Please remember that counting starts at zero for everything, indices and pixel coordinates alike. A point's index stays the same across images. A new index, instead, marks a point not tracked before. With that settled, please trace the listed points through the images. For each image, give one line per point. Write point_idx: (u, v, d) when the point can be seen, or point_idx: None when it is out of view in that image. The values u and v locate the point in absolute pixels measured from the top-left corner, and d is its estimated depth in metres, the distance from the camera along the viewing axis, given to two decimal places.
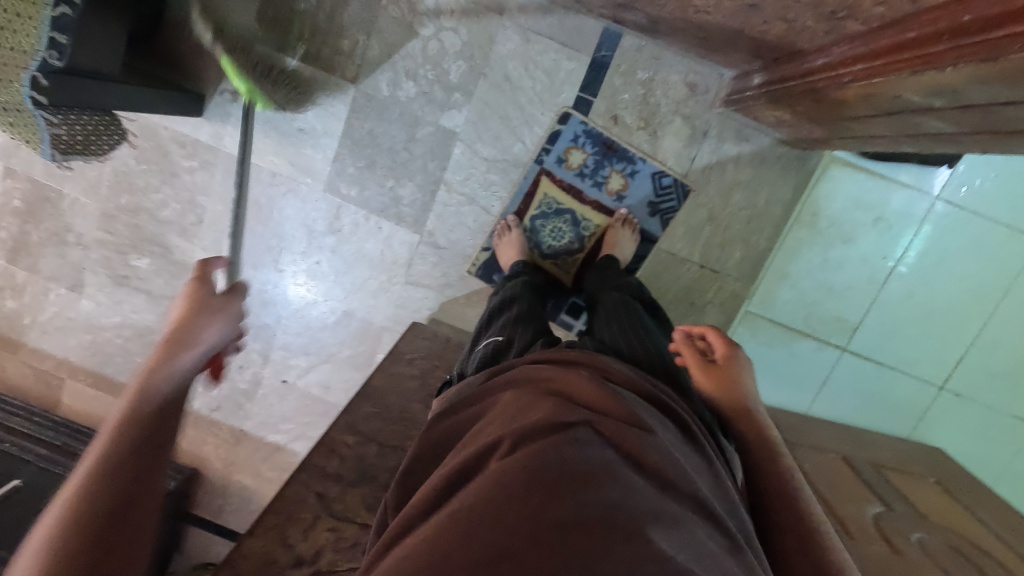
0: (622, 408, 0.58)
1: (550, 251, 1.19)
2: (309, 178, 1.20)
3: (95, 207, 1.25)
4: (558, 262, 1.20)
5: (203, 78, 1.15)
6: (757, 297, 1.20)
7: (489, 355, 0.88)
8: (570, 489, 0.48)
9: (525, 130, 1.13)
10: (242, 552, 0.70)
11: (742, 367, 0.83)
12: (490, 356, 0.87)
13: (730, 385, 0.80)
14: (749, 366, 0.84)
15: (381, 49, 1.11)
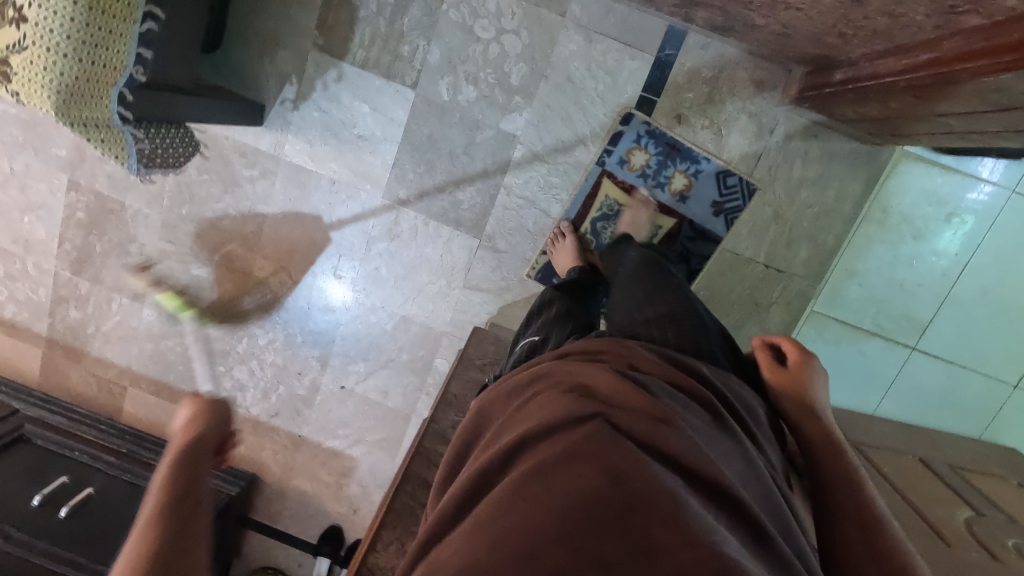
0: (648, 402, 0.49)
1: None
2: (368, 185, 1.19)
3: (157, 217, 1.26)
4: None
5: (264, 87, 1.15)
6: (823, 296, 1.18)
7: (525, 355, 0.83)
8: (607, 482, 0.41)
9: (586, 132, 1.12)
10: (365, 567, 0.70)
11: (816, 374, 0.73)
12: (525, 356, 0.83)
13: (796, 389, 0.71)
14: (824, 373, 0.74)
15: (442, 54, 1.11)
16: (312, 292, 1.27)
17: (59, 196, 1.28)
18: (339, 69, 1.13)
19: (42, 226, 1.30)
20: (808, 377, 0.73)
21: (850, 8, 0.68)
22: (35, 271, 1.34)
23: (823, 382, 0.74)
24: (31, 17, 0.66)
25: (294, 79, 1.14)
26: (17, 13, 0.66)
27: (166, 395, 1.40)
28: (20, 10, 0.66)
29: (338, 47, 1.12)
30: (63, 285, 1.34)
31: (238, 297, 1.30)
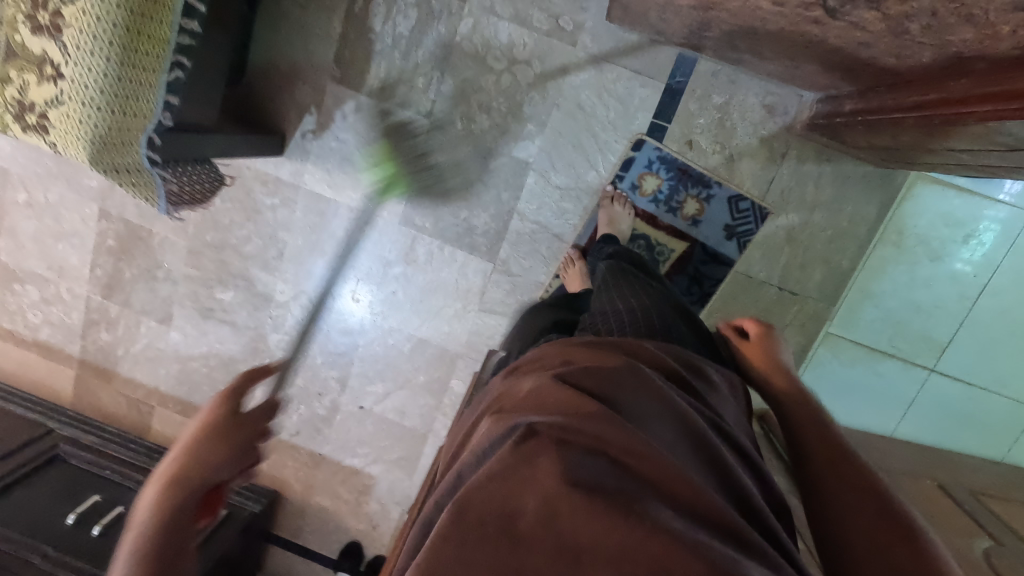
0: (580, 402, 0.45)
1: None
2: (385, 212, 1.22)
3: (183, 244, 1.31)
4: None
5: (284, 118, 1.19)
6: (839, 318, 1.17)
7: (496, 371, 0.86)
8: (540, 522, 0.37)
9: (598, 158, 1.13)
10: None
11: (777, 342, 0.81)
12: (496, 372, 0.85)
13: (758, 355, 0.79)
14: (785, 342, 0.82)
15: (455, 85, 1.13)
16: (331, 315, 1.31)
17: (91, 225, 1.33)
18: (357, 100, 1.16)
19: (75, 254, 1.36)
20: (770, 344, 0.80)
21: (858, 48, 0.69)
22: (69, 296, 1.40)
23: (784, 348, 0.81)
24: (68, 73, 0.70)
25: (313, 110, 1.18)
26: (54, 69, 0.70)
27: (192, 414, 1.44)
28: (57, 66, 0.70)
29: (355, 79, 1.15)
30: (95, 309, 1.40)
31: (261, 320, 1.34)
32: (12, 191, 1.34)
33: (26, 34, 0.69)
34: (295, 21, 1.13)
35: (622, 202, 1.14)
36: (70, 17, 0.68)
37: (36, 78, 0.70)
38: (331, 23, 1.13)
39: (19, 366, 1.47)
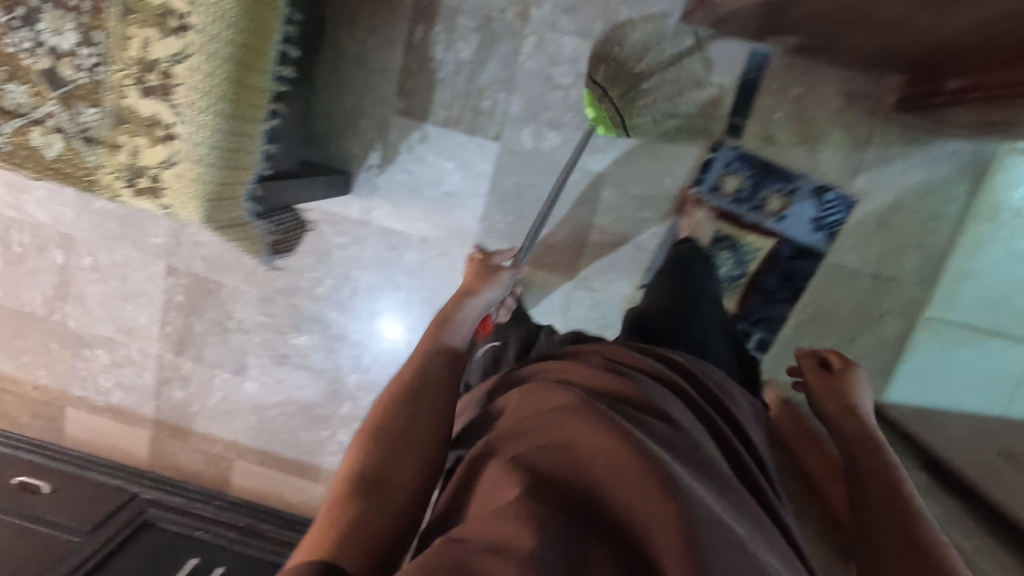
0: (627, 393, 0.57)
1: None
2: (459, 240, 1.21)
3: (254, 292, 1.30)
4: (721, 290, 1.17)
5: (351, 156, 1.18)
6: (937, 301, 1.14)
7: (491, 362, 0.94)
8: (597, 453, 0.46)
9: (675, 163, 1.11)
10: None
11: (861, 383, 0.81)
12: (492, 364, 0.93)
13: (838, 392, 0.78)
14: (869, 386, 0.81)
15: (523, 104, 1.12)
16: (409, 349, 1.28)
17: (158, 282, 1.32)
18: (423, 130, 1.15)
19: (144, 313, 1.35)
20: (852, 384, 0.80)
21: (990, 25, 0.67)
22: (139, 356, 1.38)
23: (867, 393, 0.80)
24: (181, 133, 0.68)
25: (378, 145, 1.17)
26: (166, 130, 0.68)
27: (273, 463, 1.42)
28: (168, 126, 0.68)
29: (420, 110, 1.14)
30: (167, 367, 1.38)
31: (338, 362, 1.32)
32: (76, 257, 1.33)
33: (135, 97, 0.67)
34: (356, 58, 1.13)
35: (704, 206, 1.12)
36: (181, 76, 0.67)
37: (148, 141, 0.69)
38: (392, 57, 1.12)
39: (91, 433, 1.45)
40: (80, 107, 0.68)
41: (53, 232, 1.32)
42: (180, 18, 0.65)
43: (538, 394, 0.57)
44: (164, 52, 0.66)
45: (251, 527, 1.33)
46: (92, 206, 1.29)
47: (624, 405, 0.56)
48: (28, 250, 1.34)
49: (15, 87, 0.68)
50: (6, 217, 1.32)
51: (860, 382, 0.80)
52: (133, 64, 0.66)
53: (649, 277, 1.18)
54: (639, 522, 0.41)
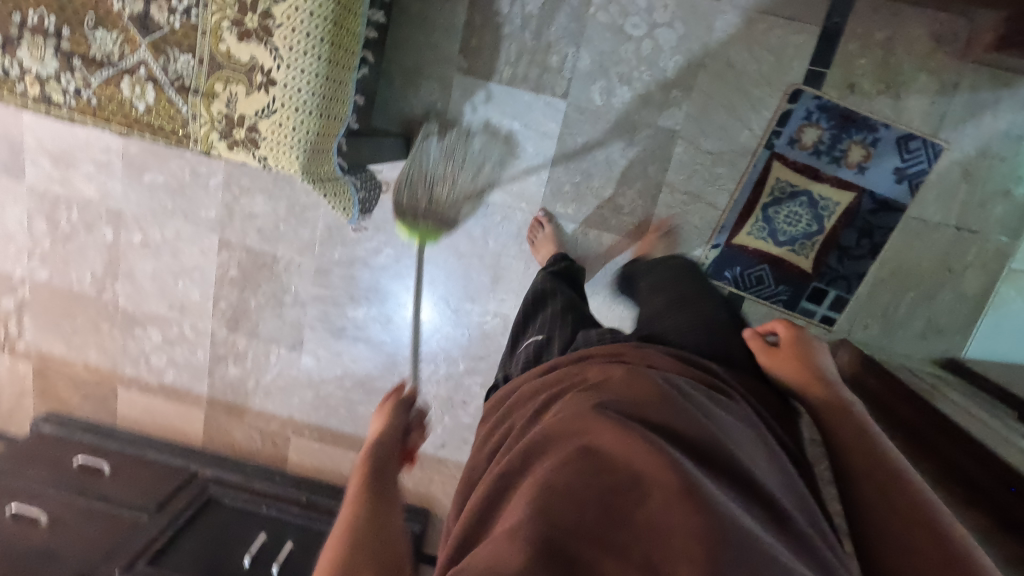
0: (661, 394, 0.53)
1: (786, 238, 1.13)
2: (523, 204, 1.17)
3: (310, 265, 1.26)
4: (796, 248, 1.13)
5: (412, 119, 1.14)
6: (1022, 253, 1.10)
7: (534, 354, 0.80)
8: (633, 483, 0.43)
9: (752, 116, 1.08)
10: None
11: (811, 345, 0.73)
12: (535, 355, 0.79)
13: (795, 361, 0.70)
14: (820, 346, 0.73)
15: (593, 58, 1.08)
16: (471, 319, 1.25)
17: (211, 257, 1.29)
18: (488, 90, 1.11)
19: (197, 289, 1.32)
20: (804, 348, 0.72)
21: None
22: (192, 334, 1.36)
23: (824, 357, 0.72)
24: (279, 78, 0.65)
25: (440, 107, 1.13)
26: (264, 75, 0.65)
27: (331, 439, 1.40)
28: (266, 72, 0.64)
29: (484, 69, 1.10)
30: (221, 344, 1.35)
31: (397, 334, 1.29)
32: (126, 234, 1.30)
33: (232, 41, 0.64)
34: (417, 15, 1.08)
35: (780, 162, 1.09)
36: (281, 15, 0.63)
37: (245, 88, 0.65)
38: (455, 13, 1.08)
39: (144, 414, 1.43)
40: (173, 53, 0.64)
41: (102, 209, 1.28)
42: None
43: (566, 406, 0.53)
44: None
45: (314, 502, 1.31)
46: (142, 180, 1.25)
47: (651, 408, 0.51)
48: (76, 228, 1.30)
49: (105, 34, 0.64)
50: (53, 194, 1.29)
51: (821, 350, 0.73)
52: (230, 5, 0.62)
53: (721, 236, 1.14)
54: (657, 542, 0.39)
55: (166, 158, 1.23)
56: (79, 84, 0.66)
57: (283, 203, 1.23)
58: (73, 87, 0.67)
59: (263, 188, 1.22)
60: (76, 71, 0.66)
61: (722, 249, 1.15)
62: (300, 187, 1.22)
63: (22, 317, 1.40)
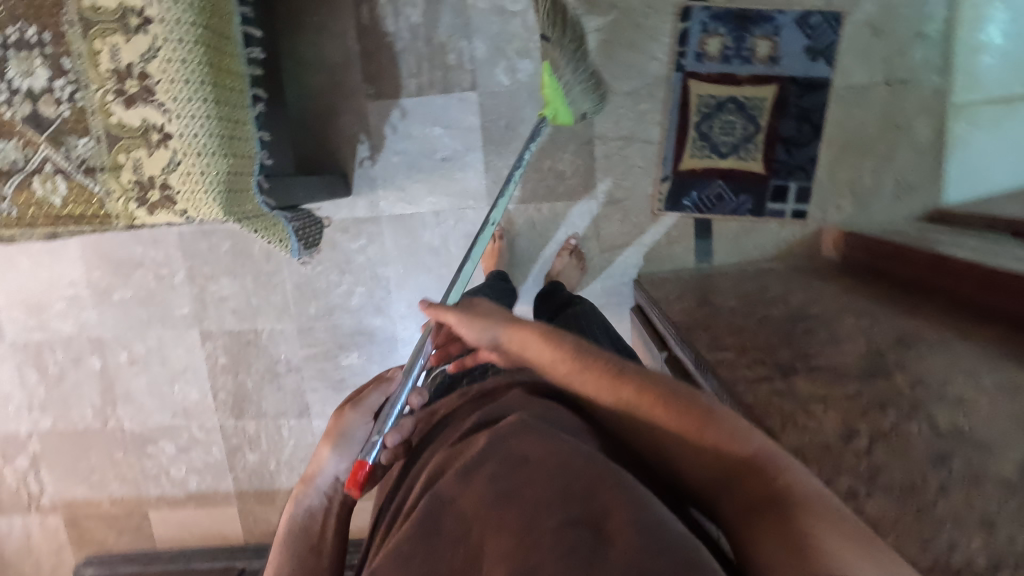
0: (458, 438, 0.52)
1: (728, 148, 1.12)
2: (472, 201, 1.18)
3: (292, 328, 1.27)
4: (742, 155, 1.12)
5: (340, 157, 1.16)
6: (959, 87, 1.10)
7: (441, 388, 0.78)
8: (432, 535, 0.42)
9: (653, 46, 1.10)
10: None
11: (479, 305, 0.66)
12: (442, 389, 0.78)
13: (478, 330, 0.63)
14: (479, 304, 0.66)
15: (488, 44, 1.11)
16: None
17: (197, 351, 1.30)
18: (401, 106, 1.14)
19: (194, 388, 1.32)
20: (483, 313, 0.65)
21: None
22: (203, 434, 1.35)
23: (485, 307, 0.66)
24: (173, 130, 0.67)
25: (364, 137, 1.16)
26: (160, 132, 0.67)
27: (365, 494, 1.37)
28: (161, 128, 0.67)
29: (391, 88, 1.14)
30: (232, 435, 1.35)
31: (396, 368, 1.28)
32: (112, 356, 1.31)
33: (120, 110, 0.66)
34: (315, 60, 1.13)
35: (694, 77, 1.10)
36: (157, 71, 0.65)
37: (147, 150, 0.67)
38: (347, 46, 1.12)
39: (180, 529, 1.41)
40: (71, 140, 0.67)
41: (84, 340, 1.31)
42: (138, 14, 0.64)
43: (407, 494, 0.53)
44: (134, 54, 0.65)
45: None
46: (112, 300, 1.28)
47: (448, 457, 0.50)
48: (65, 366, 1.33)
49: (3, 145, 0.66)
50: (35, 341, 1.31)
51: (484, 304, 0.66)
52: (108, 77, 0.65)
53: (667, 167, 1.14)
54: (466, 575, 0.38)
55: (128, 271, 1.26)
56: None
57: (249, 277, 1.25)
58: None
59: (225, 269, 1.25)
60: None
61: (673, 179, 1.15)
62: (259, 257, 1.24)
63: (39, 471, 1.40)
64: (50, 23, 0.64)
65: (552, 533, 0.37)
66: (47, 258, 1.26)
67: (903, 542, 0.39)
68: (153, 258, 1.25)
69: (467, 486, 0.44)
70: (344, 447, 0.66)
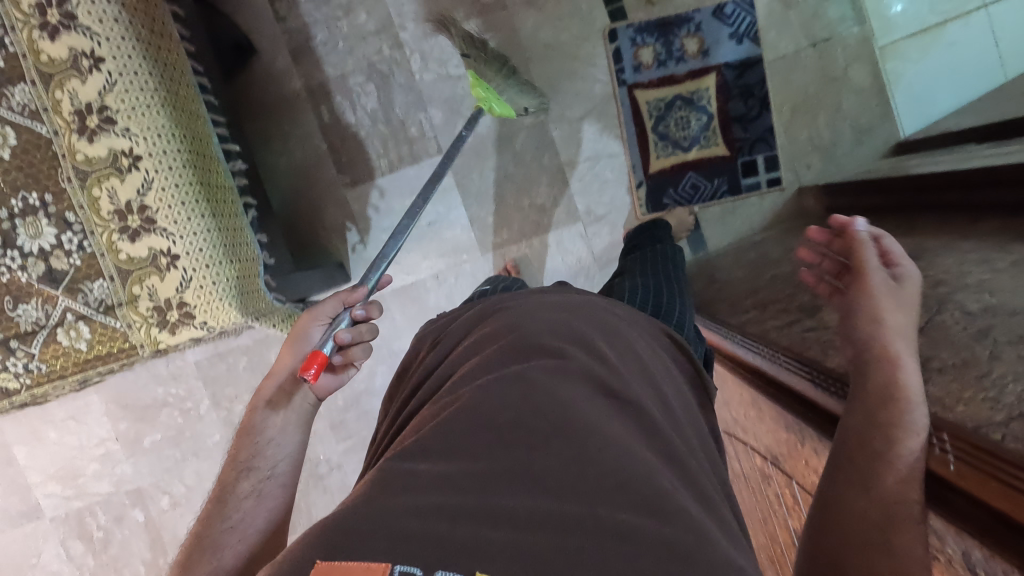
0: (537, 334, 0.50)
1: (690, 141, 1.18)
2: (466, 254, 1.23)
3: (324, 426, 1.27)
4: (703, 143, 1.18)
5: (333, 248, 1.21)
6: (879, 30, 1.17)
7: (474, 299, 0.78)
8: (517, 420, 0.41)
9: (592, 69, 1.17)
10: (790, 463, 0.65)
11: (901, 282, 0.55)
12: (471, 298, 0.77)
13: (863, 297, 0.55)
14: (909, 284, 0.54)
15: (443, 110, 1.19)
16: None
17: None
18: (379, 187, 1.20)
19: None
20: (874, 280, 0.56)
21: None
22: None
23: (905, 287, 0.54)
24: (179, 250, 0.71)
25: (351, 224, 1.21)
26: (167, 256, 0.71)
27: None
28: (168, 251, 0.70)
29: (365, 173, 1.20)
30: None
31: None
32: (154, 504, 1.30)
33: (127, 245, 0.70)
34: (289, 167, 1.20)
35: (637, 86, 1.17)
36: (154, 201, 0.70)
37: (158, 276, 0.71)
38: (316, 146, 1.19)
39: None
40: (87, 285, 0.70)
41: (123, 495, 1.29)
42: (128, 155, 0.69)
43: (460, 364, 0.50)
44: (131, 191, 0.69)
45: None
46: (144, 446, 1.28)
47: (525, 350, 0.48)
48: (109, 528, 1.30)
49: (25, 306, 0.70)
50: (75, 510, 1.30)
51: (880, 283, 0.55)
52: (111, 219, 0.69)
53: (639, 173, 1.19)
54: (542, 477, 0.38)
55: (154, 414, 1.27)
56: (26, 360, 0.71)
57: None
58: (20, 366, 0.71)
59: (248, 385, 1.27)
60: (17, 351, 0.71)
61: (648, 183, 1.20)
62: None
63: None
64: (50, 185, 0.69)
65: (647, 492, 0.38)
66: (73, 423, 1.27)
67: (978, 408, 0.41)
68: (175, 394, 1.27)
69: (555, 399, 0.43)
70: (300, 345, 0.73)
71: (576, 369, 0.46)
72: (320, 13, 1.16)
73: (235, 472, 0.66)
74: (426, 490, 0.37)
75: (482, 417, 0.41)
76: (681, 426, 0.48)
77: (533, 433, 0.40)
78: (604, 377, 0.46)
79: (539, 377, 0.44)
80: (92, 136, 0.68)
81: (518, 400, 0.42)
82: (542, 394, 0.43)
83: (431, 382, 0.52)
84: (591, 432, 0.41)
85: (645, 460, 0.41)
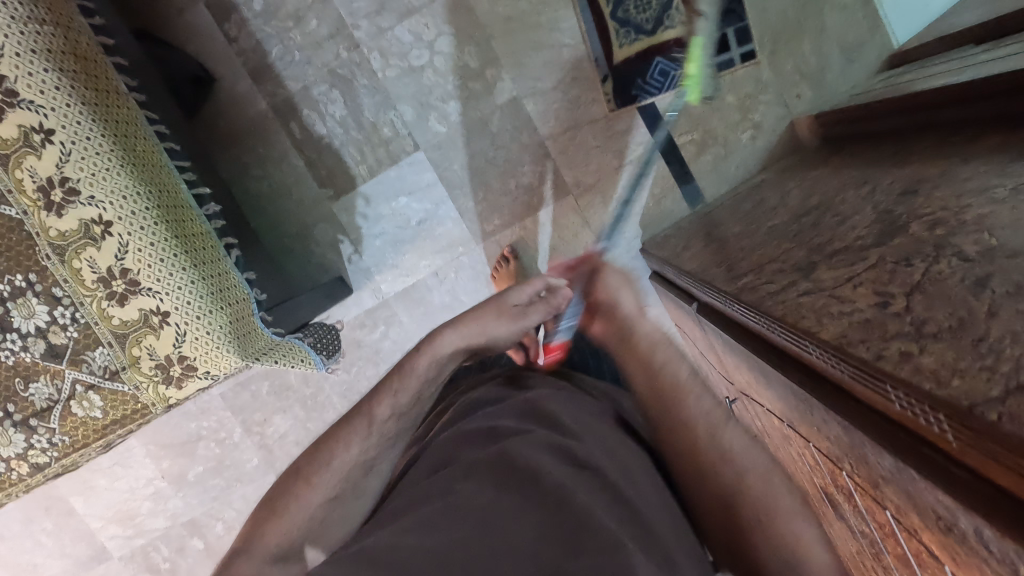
0: (519, 421, 0.59)
1: (653, 23, 1.09)
2: (461, 247, 1.21)
3: None
4: (668, 25, 1.09)
5: (329, 263, 1.21)
6: None
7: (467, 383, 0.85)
8: (500, 495, 0.50)
9: (557, 35, 1.13)
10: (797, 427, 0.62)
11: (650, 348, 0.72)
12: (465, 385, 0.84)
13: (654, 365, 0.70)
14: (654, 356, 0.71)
15: (412, 105, 1.15)
16: None
17: None
18: (363, 194, 1.19)
19: None
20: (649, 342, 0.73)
21: None
22: None
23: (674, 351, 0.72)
24: (169, 307, 0.71)
25: (342, 237, 1.20)
26: (157, 315, 0.71)
27: None
28: (158, 309, 0.71)
29: (346, 183, 1.19)
30: None
31: None
32: (210, 531, 1.36)
33: (118, 310, 0.71)
34: (270, 190, 1.19)
35: None
36: (134, 263, 0.70)
37: (153, 334, 0.71)
38: (293, 165, 1.18)
39: None
40: (89, 355, 0.72)
41: (179, 527, 1.36)
42: (99, 223, 0.69)
43: (450, 448, 0.59)
44: (110, 258, 0.69)
45: None
46: (190, 480, 1.33)
47: (506, 436, 0.57)
48: (174, 559, 1.37)
49: (37, 384, 0.72)
50: (139, 547, 1.37)
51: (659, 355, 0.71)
52: (96, 288, 0.70)
53: (602, 69, 1.13)
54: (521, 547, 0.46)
55: (193, 449, 1.32)
56: (49, 434, 0.73)
57: (297, 406, 1.30)
58: (45, 441, 0.74)
59: (275, 408, 1.30)
60: (38, 428, 0.73)
61: (613, 75, 1.13)
62: (300, 383, 1.29)
63: None
64: (32, 265, 0.69)
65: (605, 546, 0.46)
66: (119, 469, 1.32)
67: (971, 379, 0.38)
68: (208, 426, 1.30)
69: (538, 473, 0.51)
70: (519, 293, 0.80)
71: (552, 446, 0.54)
72: (271, 26, 1.12)
73: (376, 416, 0.68)
74: (416, 558, 0.45)
75: (468, 494, 0.50)
76: (639, 485, 0.54)
77: (513, 506, 0.49)
78: (572, 449, 0.54)
79: (519, 454, 0.53)
80: (60, 211, 0.68)
81: (496, 473, 0.52)
82: (515, 469, 0.52)
83: (423, 464, 0.60)
84: (564, 500, 0.49)
85: (610, 517, 0.49)
